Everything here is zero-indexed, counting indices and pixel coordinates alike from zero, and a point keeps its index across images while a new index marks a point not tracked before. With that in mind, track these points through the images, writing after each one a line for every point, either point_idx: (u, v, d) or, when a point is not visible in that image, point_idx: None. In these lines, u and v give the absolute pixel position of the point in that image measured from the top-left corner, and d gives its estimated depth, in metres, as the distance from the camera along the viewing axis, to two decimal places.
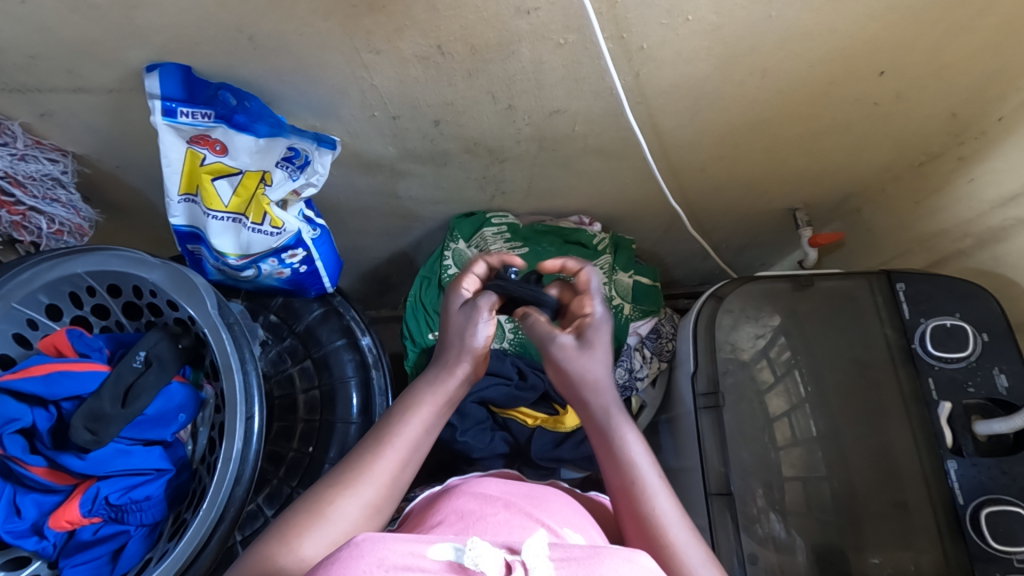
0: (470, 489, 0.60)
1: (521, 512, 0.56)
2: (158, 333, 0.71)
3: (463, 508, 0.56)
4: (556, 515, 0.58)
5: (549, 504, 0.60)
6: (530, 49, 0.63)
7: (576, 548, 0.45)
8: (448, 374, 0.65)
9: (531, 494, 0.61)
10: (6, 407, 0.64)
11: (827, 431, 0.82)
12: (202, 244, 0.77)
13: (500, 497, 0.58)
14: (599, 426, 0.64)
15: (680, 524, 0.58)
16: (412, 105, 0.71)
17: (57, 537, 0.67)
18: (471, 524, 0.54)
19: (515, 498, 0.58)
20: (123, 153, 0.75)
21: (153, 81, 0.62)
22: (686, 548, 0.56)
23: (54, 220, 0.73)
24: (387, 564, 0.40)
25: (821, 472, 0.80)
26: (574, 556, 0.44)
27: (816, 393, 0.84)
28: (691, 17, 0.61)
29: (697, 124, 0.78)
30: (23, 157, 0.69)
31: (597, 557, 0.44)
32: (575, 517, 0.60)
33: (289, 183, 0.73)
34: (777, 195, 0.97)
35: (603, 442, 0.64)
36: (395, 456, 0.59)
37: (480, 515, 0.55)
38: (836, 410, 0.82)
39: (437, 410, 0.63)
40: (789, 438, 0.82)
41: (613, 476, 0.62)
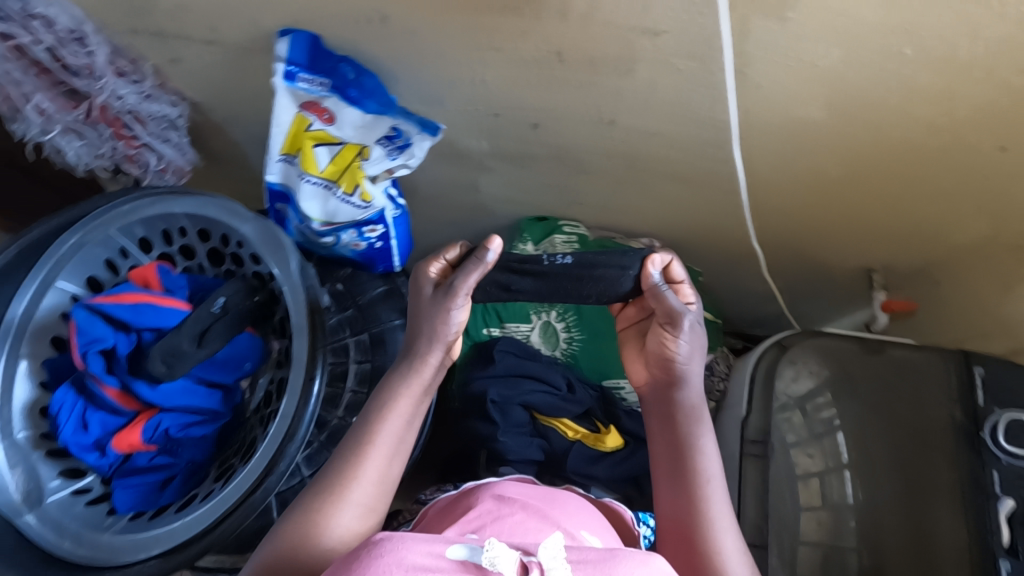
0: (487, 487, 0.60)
1: (538, 515, 0.56)
2: (237, 283, 0.72)
3: (481, 507, 0.57)
4: (573, 518, 0.59)
5: (567, 504, 0.61)
6: (647, 69, 0.63)
7: (592, 550, 0.45)
8: (421, 362, 0.64)
9: (548, 495, 0.62)
10: (94, 327, 0.67)
11: (865, 502, 0.79)
12: (290, 204, 0.81)
13: (518, 498, 0.59)
14: (677, 419, 0.64)
15: (730, 539, 0.58)
16: (514, 106, 0.72)
17: (115, 457, 0.71)
18: (488, 522, 0.54)
19: (533, 501, 0.59)
20: (233, 109, 0.78)
21: (282, 45, 0.65)
22: (733, 558, 0.57)
23: (162, 158, 0.76)
24: (405, 565, 0.42)
25: (848, 539, 0.78)
26: (590, 559, 0.44)
27: (860, 460, 0.81)
28: (817, 63, 0.60)
29: (795, 167, 0.76)
30: (150, 96, 0.72)
31: (613, 558, 0.45)
32: (593, 520, 0.60)
33: (386, 161, 0.73)
34: (854, 252, 0.93)
35: (676, 441, 0.63)
36: (377, 455, 0.60)
37: (498, 515, 0.55)
38: (880, 484, 0.80)
39: (415, 399, 0.63)
40: (818, 500, 0.80)
41: (676, 472, 0.62)
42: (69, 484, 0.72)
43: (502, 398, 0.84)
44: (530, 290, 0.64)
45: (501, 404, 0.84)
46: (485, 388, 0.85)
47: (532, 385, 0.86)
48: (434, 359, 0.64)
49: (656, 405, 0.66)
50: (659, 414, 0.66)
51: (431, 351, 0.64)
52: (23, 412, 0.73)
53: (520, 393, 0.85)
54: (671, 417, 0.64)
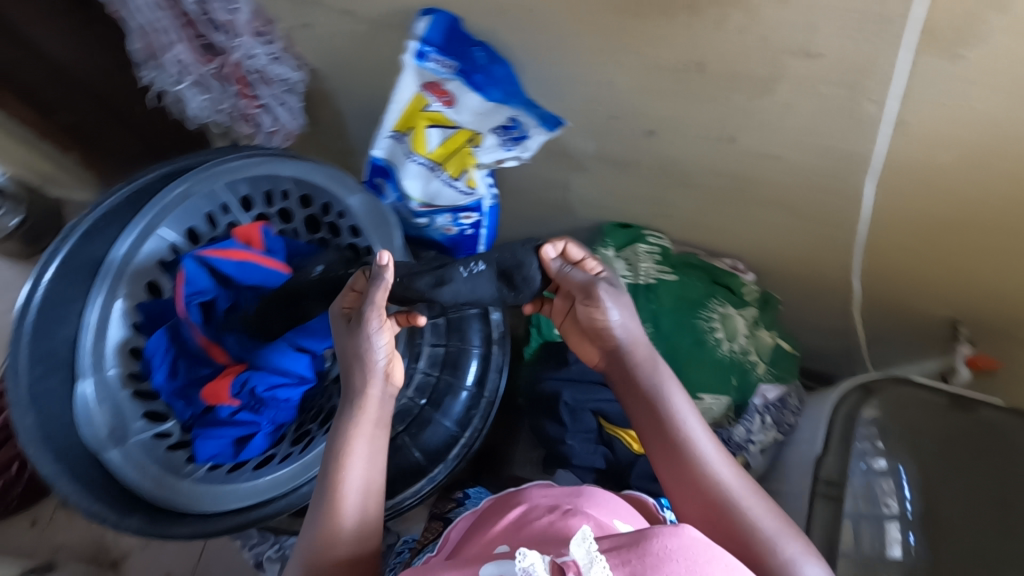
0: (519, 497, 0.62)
1: (566, 513, 0.56)
2: (334, 254, 0.74)
3: (512, 515, 0.59)
4: (604, 508, 0.60)
5: (595, 496, 0.61)
6: (788, 89, 0.62)
7: (622, 537, 0.48)
8: (364, 400, 0.60)
9: (574, 491, 0.62)
10: (199, 279, 0.68)
11: (921, 561, 0.75)
12: (389, 181, 0.80)
13: (544, 502, 0.59)
14: (653, 396, 0.63)
15: (745, 496, 0.59)
16: (635, 110, 0.71)
17: (200, 407, 0.73)
18: (515, 530, 0.56)
19: (562, 500, 0.60)
20: (349, 79, 0.79)
21: (421, 24, 0.65)
22: (749, 500, 0.59)
23: (276, 121, 0.77)
24: None
25: None
26: (624, 545, 0.47)
27: (929, 520, 0.77)
28: (973, 105, 0.57)
29: (908, 210, 0.74)
30: (277, 58, 0.72)
31: (643, 540, 0.47)
32: (620, 508, 0.62)
33: (499, 151, 0.73)
34: (944, 303, 0.90)
35: (654, 420, 0.63)
36: (360, 457, 0.59)
37: (527, 521, 0.57)
38: (941, 544, 0.75)
39: (366, 431, 0.60)
40: (871, 551, 0.76)
41: (673, 461, 0.61)
42: (153, 427, 0.73)
43: (573, 401, 0.84)
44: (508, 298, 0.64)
45: (573, 406, 0.84)
46: (558, 388, 0.86)
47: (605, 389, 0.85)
48: (376, 391, 0.61)
49: (626, 392, 0.65)
50: (630, 395, 0.65)
51: (370, 385, 0.61)
52: (115, 351, 0.74)
53: (594, 398, 0.84)
54: (643, 397, 0.64)
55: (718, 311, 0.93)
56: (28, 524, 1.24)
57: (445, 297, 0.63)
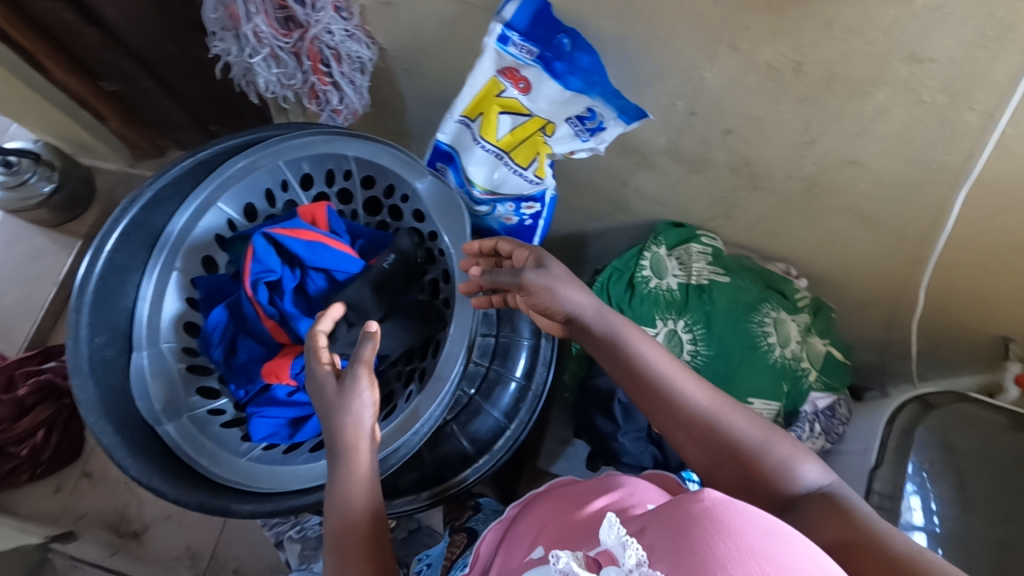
0: (552, 497, 0.62)
1: (598, 503, 0.55)
2: (406, 241, 0.72)
3: (546, 517, 0.59)
4: (637, 490, 0.58)
5: (624, 481, 0.59)
6: (886, 94, 0.59)
7: (650, 514, 0.43)
8: (352, 458, 0.56)
9: (601, 482, 0.60)
10: (269, 258, 0.66)
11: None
12: (452, 166, 0.80)
13: (579, 497, 0.59)
14: (624, 355, 0.61)
15: (723, 414, 0.57)
16: (719, 108, 0.69)
17: (257, 385, 0.72)
18: (551, 527, 0.56)
19: (591, 492, 0.58)
20: (419, 61, 0.78)
21: (509, 7, 0.62)
22: (746, 426, 0.57)
23: (343, 99, 0.76)
24: None
25: None
26: (651, 522, 0.42)
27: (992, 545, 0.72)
28: None
29: (986, 226, 0.72)
30: (352, 35, 0.70)
31: (668, 510, 0.41)
32: (651, 490, 0.58)
33: (574, 142, 0.72)
34: (1005, 321, 0.88)
35: (633, 378, 0.61)
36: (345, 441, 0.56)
37: (561, 517, 0.56)
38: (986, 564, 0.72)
39: (353, 453, 0.56)
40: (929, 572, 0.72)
41: (653, 406, 0.60)
42: (206, 403, 0.73)
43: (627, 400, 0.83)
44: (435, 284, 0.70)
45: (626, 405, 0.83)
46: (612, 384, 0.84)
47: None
48: (361, 447, 0.56)
49: (601, 356, 0.63)
50: (606, 356, 0.63)
51: (354, 444, 0.56)
52: (170, 324, 0.75)
53: None
54: (615, 356, 0.62)
55: (771, 317, 0.92)
56: (52, 491, 1.24)
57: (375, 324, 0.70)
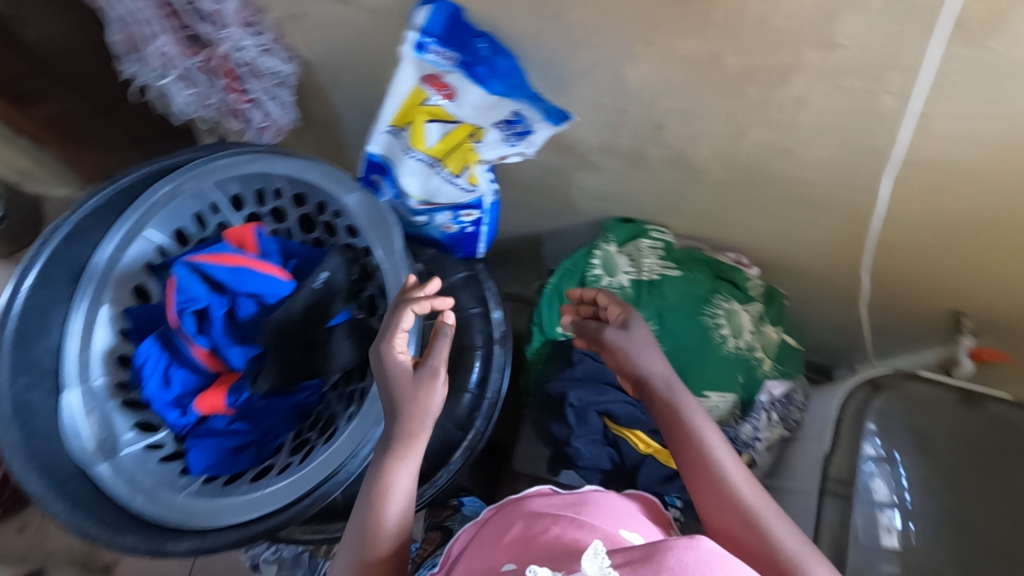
0: (523, 508, 0.61)
1: (572, 525, 0.56)
2: (339, 258, 0.70)
3: (516, 530, 0.57)
4: (608, 516, 0.60)
5: (596, 504, 0.62)
6: (804, 82, 0.59)
7: (636, 551, 0.49)
8: (382, 515, 0.56)
9: (576, 500, 0.62)
10: (192, 286, 0.64)
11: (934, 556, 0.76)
12: (387, 177, 0.78)
13: (550, 514, 0.59)
14: (684, 429, 0.61)
15: (766, 506, 0.58)
16: (647, 102, 0.68)
17: (193, 417, 0.70)
18: (523, 543, 0.55)
19: (566, 511, 0.59)
20: (342, 70, 0.75)
21: (421, 13, 0.61)
22: (791, 539, 0.56)
23: (266, 115, 0.74)
24: None
25: None
26: (636, 559, 0.47)
27: (944, 513, 0.77)
28: (1001, 100, 0.55)
29: (923, 205, 0.72)
30: (267, 51, 0.68)
31: (655, 558, 0.47)
32: (625, 514, 0.62)
33: (503, 147, 0.69)
34: (954, 295, 0.89)
35: (691, 451, 0.61)
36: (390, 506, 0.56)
37: (533, 534, 0.55)
38: (952, 535, 0.76)
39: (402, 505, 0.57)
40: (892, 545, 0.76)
41: (695, 471, 0.61)
42: (144, 438, 0.71)
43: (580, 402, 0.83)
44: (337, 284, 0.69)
45: (580, 407, 0.83)
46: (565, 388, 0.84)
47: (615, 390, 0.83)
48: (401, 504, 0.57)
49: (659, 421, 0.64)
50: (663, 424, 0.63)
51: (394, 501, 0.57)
52: (102, 359, 0.71)
53: (603, 401, 0.82)
54: (676, 428, 0.62)
55: (723, 307, 0.91)
56: (16, 531, 1.20)
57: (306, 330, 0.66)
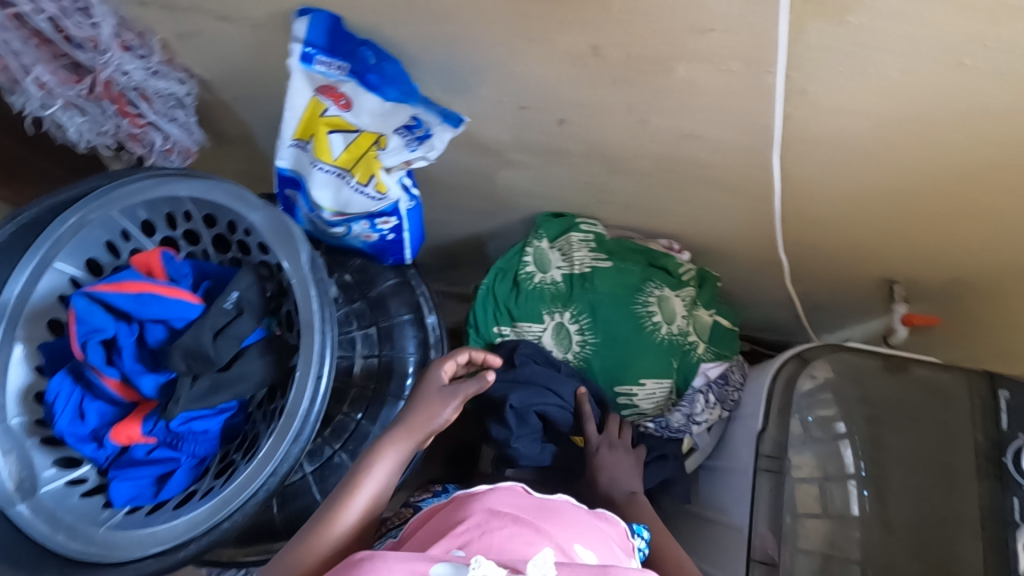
0: (479, 501, 0.59)
1: (529, 529, 0.56)
2: (250, 277, 0.69)
3: (470, 520, 0.56)
4: (567, 530, 0.59)
5: (560, 516, 0.60)
6: (687, 68, 0.60)
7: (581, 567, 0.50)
8: (381, 458, 0.66)
9: (541, 506, 0.61)
10: (94, 317, 0.64)
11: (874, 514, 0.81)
12: (300, 191, 0.77)
13: (509, 512, 0.58)
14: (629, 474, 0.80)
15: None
16: (544, 98, 0.68)
17: (112, 448, 0.69)
18: (475, 536, 0.54)
19: (525, 514, 0.58)
20: (244, 87, 0.75)
21: (301, 25, 0.62)
22: None
23: (168, 138, 0.72)
24: None
25: (852, 550, 0.79)
26: None
27: (873, 472, 0.82)
28: (873, 71, 0.56)
29: (828, 179, 0.73)
30: (156, 73, 0.69)
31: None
32: (590, 532, 0.60)
33: (404, 152, 0.70)
34: (883, 263, 0.89)
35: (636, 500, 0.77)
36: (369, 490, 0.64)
37: (486, 529, 0.55)
38: (891, 497, 0.81)
39: (398, 458, 0.67)
40: (823, 509, 0.81)
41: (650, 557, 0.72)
42: (65, 474, 0.69)
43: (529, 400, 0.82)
44: (251, 300, 0.68)
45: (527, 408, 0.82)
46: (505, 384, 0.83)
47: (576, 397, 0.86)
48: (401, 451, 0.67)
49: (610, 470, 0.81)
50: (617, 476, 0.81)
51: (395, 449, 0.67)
52: (16, 397, 0.69)
53: (543, 401, 0.82)
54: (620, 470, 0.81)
55: (655, 294, 0.92)
56: None
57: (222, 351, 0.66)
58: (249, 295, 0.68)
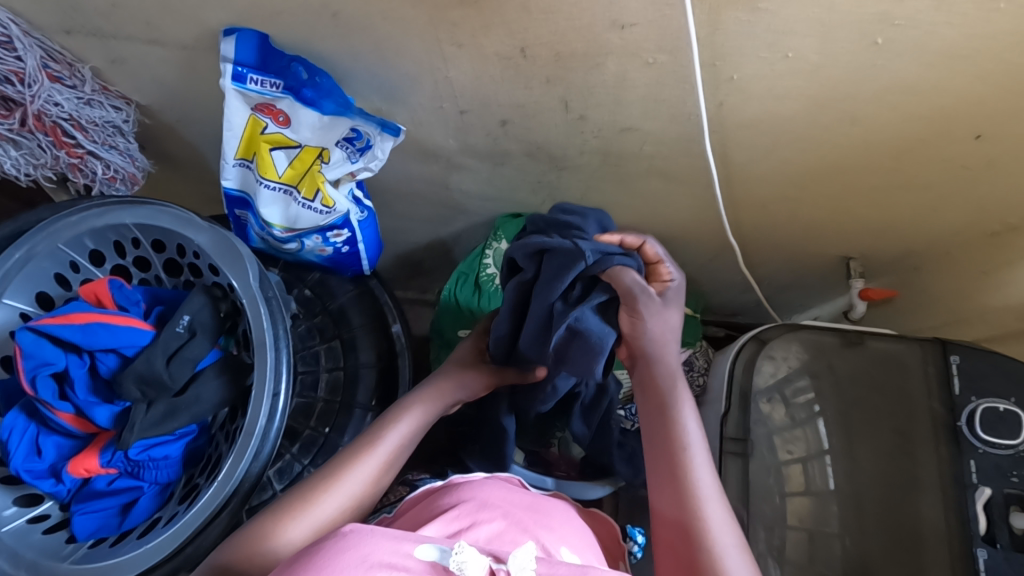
0: (472, 489, 0.59)
1: (517, 526, 0.55)
2: (202, 298, 0.69)
3: (461, 507, 0.56)
4: (555, 533, 0.58)
5: (550, 519, 0.59)
6: (615, 64, 0.61)
7: (563, 566, 0.46)
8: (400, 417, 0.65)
9: (534, 504, 0.60)
10: (42, 350, 0.64)
11: (849, 492, 0.80)
12: (250, 211, 0.76)
13: (500, 504, 0.58)
14: (658, 385, 0.61)
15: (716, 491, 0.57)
16: (482, 102, 0.69)
17: (72, 482, 0.68)
18: (466, 525, 0.54)
19: (517, 510, 0.58)
20: (185, 109, 0.75)
21: (228, 45, 0.63)
22: (717, 525, 0.53)
23: (109, 166, 0.72)
24: (370, 561, 0.42)
25: (832, 524, 0.79)
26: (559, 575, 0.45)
27: (841, 446, 0.82)
28: (791, 54, 0.58)
29: (766, 162, 0.74)
30: (89, 102, 0.69)
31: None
32: (577, 538, 0.59)
33: (347, 164, 0.70)
34: (836, 241, 0.91)
35: (658, 405, 0.61)
36: (379, 458, 0.61)
37: (477, 518, 0.55)
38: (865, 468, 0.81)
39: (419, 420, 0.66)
40: (801, 486, 0.82)
41: (658, 450, 0.59)
42: (26, 511, 0.68)
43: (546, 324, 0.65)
44: (205, 321, 0.68)
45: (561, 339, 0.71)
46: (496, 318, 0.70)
47: (595, 288, 0.60)
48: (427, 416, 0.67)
49: (636, 373, 0.64)
50: (641, 382, 0.63)
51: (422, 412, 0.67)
52: None
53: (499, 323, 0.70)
54: (649, 383, 0.62)
55: None
56: None
57: (178, 374, 0.66)
58: (202, 316, 0.68)
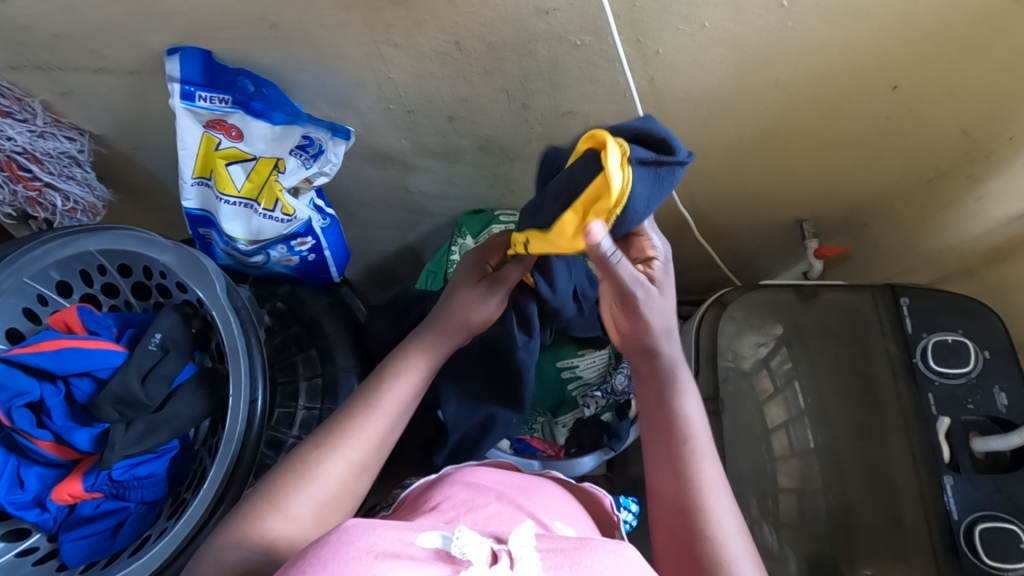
0: (462, 478, 0.61)
1: (511, 505, 0.57)
2: (172, 316, 0.70)
3: (455, 497, 0.57)
4: (546, 509, 0.59)
5: (541, 495, 0.62)
6: (547, 49, 0.64)
7: (563, 540, 0.45)
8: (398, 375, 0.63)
9: (525, 485, 0.63)
10: (16, 380, 0.66)
11: (825, 445, 0.83)
12: (213, 228, 0.78)
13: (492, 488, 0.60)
14: (660, 377, 0.62)
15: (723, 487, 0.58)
16: (427, 99, 0.72)
17: (58, 510, 0.68)
18: (462, 513, 0.55)
19: (509, 490, 0.60)
20: (139, 136, 0.77)
21: (173, 64, 0.64)
22: (721, 516, 0.56)
23: (69, 197, 0.74)
24: (375, 551, 0.40)
25: (817, 482, 0.81)
26: (562, 548, 0.43)
27: (815, 404, 0.85)
28: (708, 24, 0.61)
29: (707, 133, 0.78)
30: (42, 134, 0.71)
31: (583, 547, 0.44)
32: (567, 512, 0.61)
33: (302, 171, 0.73)
34: (785, 205, 0.95)
35: (660, 396, 0.62)
36: (382, 420, 0.60)
37: (472, 505, 0.56)
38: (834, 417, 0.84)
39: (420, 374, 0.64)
40: (787, 450, 0.84)
41: (662, 439, 0.60)
42: (14, 545, 0.68)
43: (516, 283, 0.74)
44: (176, 336, 0.70)
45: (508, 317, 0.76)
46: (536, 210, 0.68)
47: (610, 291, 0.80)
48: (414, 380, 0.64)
49: (639, 368, 0.64)
50: (641, 375, 0.63)
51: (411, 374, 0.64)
52: None
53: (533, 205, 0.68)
54: (652, 376, 0.62)
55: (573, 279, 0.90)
56: None
57: (154, 391, 0.67)
58: (172, 331, 0.70)
